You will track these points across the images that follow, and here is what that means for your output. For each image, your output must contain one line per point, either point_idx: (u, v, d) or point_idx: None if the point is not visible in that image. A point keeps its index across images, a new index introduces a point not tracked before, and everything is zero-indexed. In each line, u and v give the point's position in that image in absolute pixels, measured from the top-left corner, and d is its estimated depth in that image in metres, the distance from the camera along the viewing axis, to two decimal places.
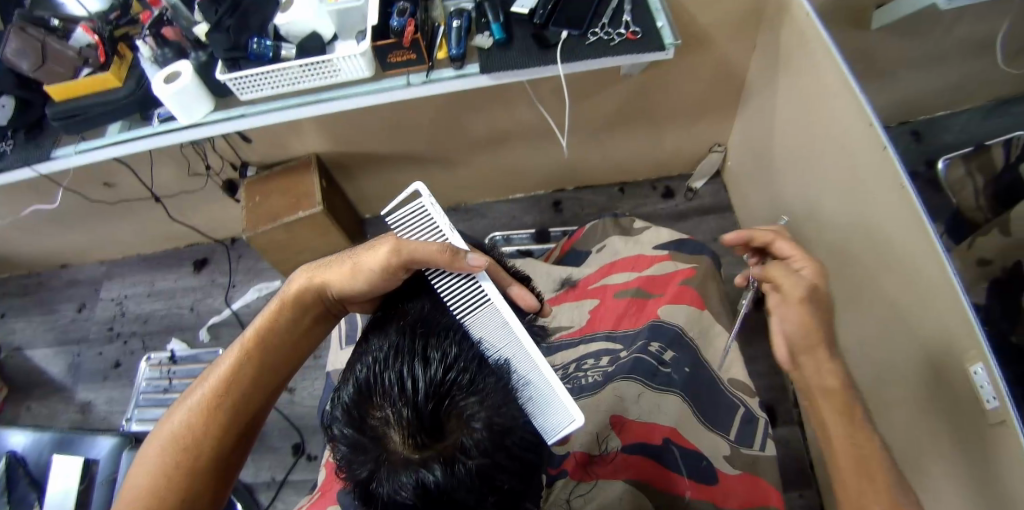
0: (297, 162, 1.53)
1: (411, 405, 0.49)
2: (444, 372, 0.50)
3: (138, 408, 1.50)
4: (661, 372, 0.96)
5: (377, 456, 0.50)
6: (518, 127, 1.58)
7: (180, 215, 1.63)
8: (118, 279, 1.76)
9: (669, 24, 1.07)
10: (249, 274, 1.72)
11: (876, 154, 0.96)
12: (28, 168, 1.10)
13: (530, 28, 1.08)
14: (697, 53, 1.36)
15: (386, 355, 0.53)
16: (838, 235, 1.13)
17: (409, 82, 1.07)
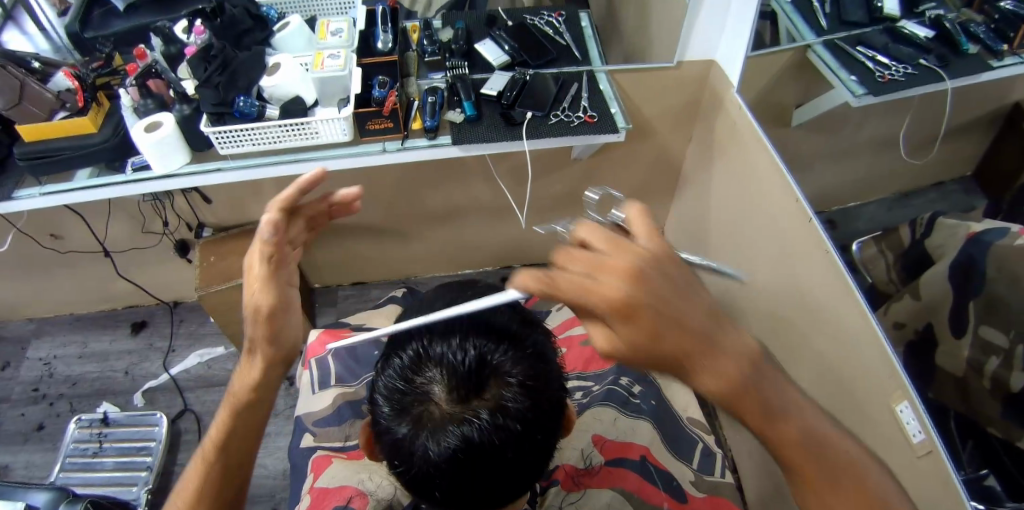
0: (253, 226, 1.51)
1: (458, 367, 0.55)
2: (485, 339, 0.56)
3: (65, 470, 1.42)
4: (631, 401, 1.07)
5: (423, 414, 0.54)
6: (475, 204, 1.63)
7: (124, 273, 1.57)
8: (48, 338, 1.65)
9: (622, 111, 1.19)
10: (192, 339, 1.64)
11: (801, 225, 1.08)
12: None
13: (498, 108, 1.18)
14: (642, 141, 1.50)
15: (432, 328, 0.58)
16: (774, 301, 1.22)
17: (384, 148, 1.12)
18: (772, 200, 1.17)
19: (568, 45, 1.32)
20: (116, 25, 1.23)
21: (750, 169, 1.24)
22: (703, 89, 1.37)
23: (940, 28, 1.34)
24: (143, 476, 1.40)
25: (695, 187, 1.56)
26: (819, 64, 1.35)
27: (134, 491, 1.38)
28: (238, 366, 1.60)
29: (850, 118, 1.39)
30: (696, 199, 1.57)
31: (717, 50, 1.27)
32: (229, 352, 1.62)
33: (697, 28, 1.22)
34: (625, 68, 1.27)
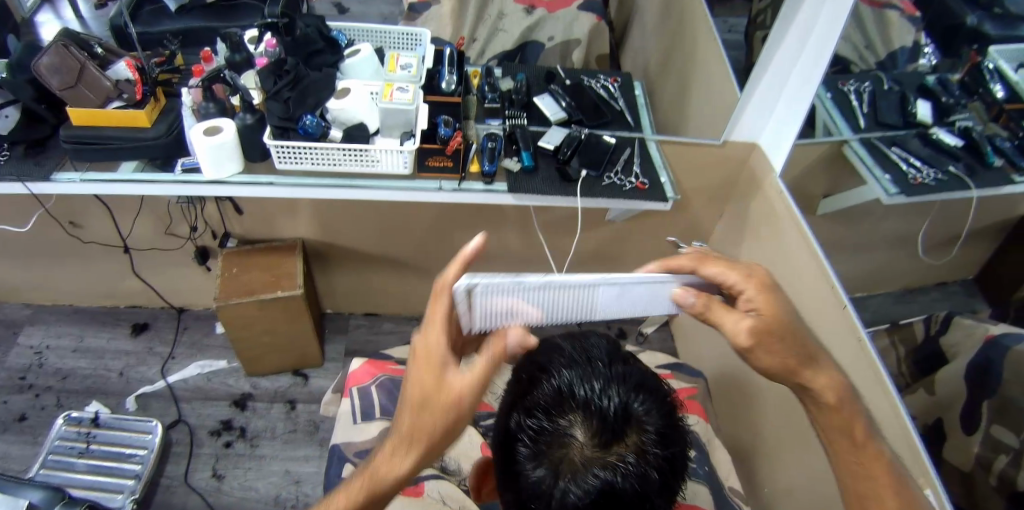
0: (281, 244, 1.51)
1: (602, 412, 0.54)
2: (624, 385, 0.56)
3: (45, 467, 1.34)
4: (688, 463, 1.12)
5: (562, 457, 0.53)
6: (501, 251, 1.64)
7: (136, 272, 1.54)
8: (44, 326, 1.59)
9: (671, 181, 1.21)
10: (193, 349, 1.59)
11: (834, 310, 1.10)
12: (20, 183, 1.09)
13: (553, 162, 1.19)
14: (674, 212, 1.54)
15: (569, 372, 0.58)
16: (792, 382, 1.23)
17: (440, 187, 1.12)
18: (803, 283, 1.20)
19: (623, 111, 1.37)
20: (167, 23, 1.31)
21: (784, 249, 1.27)
22: (743, 171, 1.41)
23: (967, 138, 1.38)
24: (129, 484, 1.33)
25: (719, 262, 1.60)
26: (856, 158, 1.41)
27: (115, 499, 1.30)
28: (238, 382, 1.55)
29: (874, 212, 1.45)
30: None
31: (762, 133, 1.33)
32: (232, 367, 1.57)
33: (752, 103, 1.27)
34: (674, 139, 1.32)
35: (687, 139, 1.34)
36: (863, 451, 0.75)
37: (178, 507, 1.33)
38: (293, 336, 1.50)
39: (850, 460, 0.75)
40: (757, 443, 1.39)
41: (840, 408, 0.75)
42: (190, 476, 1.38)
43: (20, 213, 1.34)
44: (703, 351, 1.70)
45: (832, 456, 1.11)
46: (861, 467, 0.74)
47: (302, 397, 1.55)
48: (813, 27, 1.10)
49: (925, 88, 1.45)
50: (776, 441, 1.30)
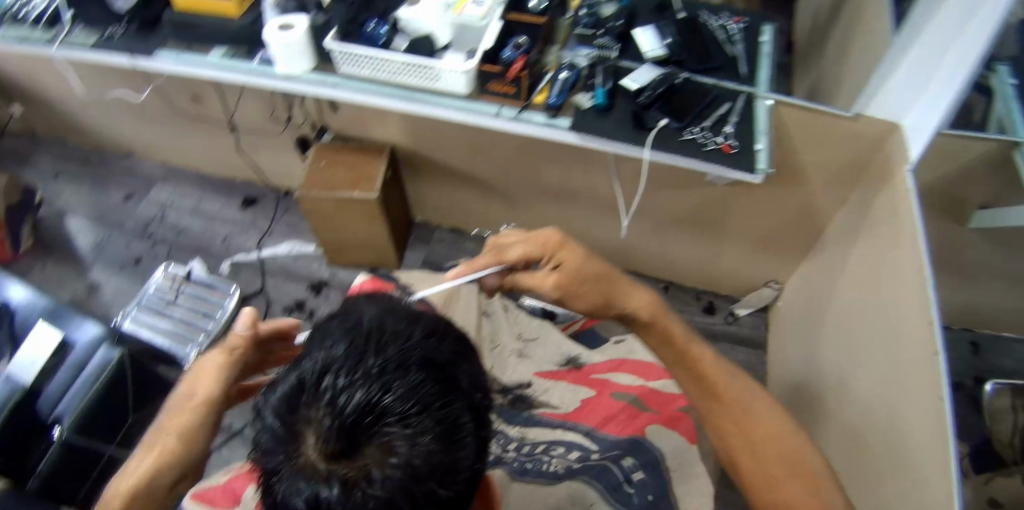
0: (372, 146, 1.55)
1: (335, 419, 0.46)
2: (381, 394, 0.47)
3: (139, 309, 1.55)
4: (623, 489, 0.94)
5: (288, 455, 0.47)
6: (588, 193, 1.53)
7: (246, 150, 1.69)
8: (173, 185, 1.84)
9: (767, 150, 1.02)
10: (288, 229, 1.75)
11: (924, 357, 0.90)
12: (127, 56, 1.18)
13: (632, 105, 1.07)
14: (783, 190, 1.31)
15: (330, 359, 0.49)
16: (869, 419, 1.05)
17: (498, 112, 1.07)
18: (903, 312, 0.98)
19: (737, 59, 1.16)
20: None
21: (891, 268, 1.05)
22: (877, 155, 1.14)
23: None
24: (199, 339, 1.50)
25: (830, 257, 1.36)
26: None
27: (186, 350, 1.48)
28: (319, 268, 1.69)
29: None
30: (826, 267, 1.38)
31: (908, 114, 1.05)
32: (317, 254, 1.71)
33: (906, 66, 1.00)
34: (795, 102, 1.11)
35: (810, 105, 1.11)
36: (719, 377, 0.75)
37: None
38: (371, 234, 1.59)
39: (714, 389, 0.75)
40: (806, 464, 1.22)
41: (666, 319, 0.78)
42: None
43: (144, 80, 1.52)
44: (794, 355, 1.48)
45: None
46: (735, 411, 0.73)
47: None
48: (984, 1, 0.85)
49: None
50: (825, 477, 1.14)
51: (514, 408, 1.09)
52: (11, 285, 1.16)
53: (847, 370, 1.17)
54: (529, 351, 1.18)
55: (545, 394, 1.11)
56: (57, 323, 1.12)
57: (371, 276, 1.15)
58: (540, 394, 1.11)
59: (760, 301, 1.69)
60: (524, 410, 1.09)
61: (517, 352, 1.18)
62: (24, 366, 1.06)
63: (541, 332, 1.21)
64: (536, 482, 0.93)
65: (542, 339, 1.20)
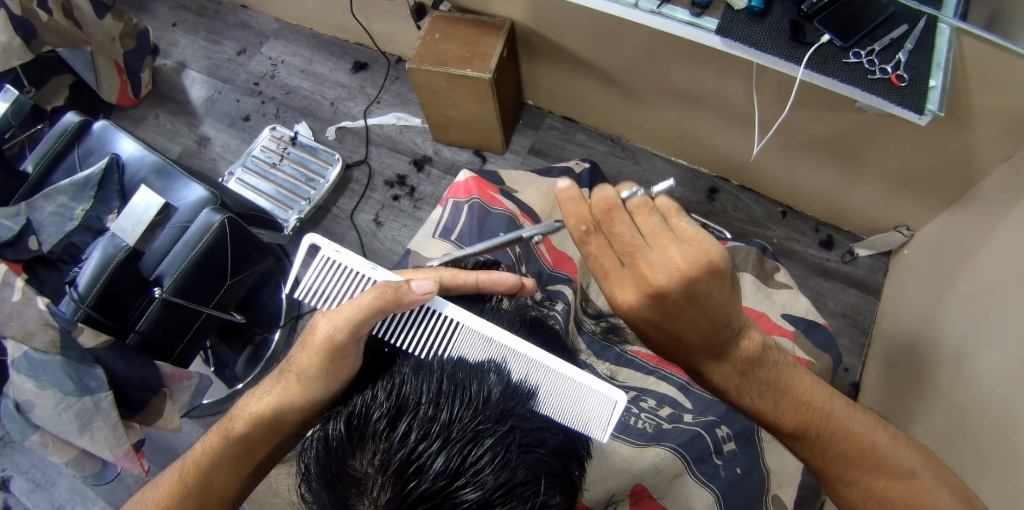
0: (490, 20, 1.41)
1: (404, 480, 0.48)
2: (462, 468, 0.48)
3: (247, 167, 1.61)
4: (710, 461, 0.90)
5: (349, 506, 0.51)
6: (719, 102, 1.33)
7: (359, 12, 1.61)
8: (284, 42, 1.81)
9: (944, 88, 0.87)
10: (395, 100, 1.71)
11: None
12: None
13: (792, 13, 0.91)
14: (946, 128, 1.04)
15: (402, 405, 0.52)
16: (976, 401, 0.91)
17: (636, 4, 0.94)
18: None
19: None
20: None
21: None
22: None
23: None
24: (300, 205, 1.55)
25: (980, 216, 1.09)
26: None
27: (288, 214, 1.53)
28: (424, 143, 1.66)
29: None
30: (976, 226, 1.12)
31: None
32: (423, 129, 1.67)
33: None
34: (983, 35, 0.85)
35: (1000, 42, 0.84)
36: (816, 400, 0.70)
37: (339, 236, 1.55)
38: (479, 117, 1.52)
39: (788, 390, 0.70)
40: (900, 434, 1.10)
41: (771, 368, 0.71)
42: (356, 214, 1.57)
43: None
44: (910, 310, 1.27)
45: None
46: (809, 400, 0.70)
47: None
48: None
49: None
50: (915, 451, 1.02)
51: (606, 340, 1.04)
52: (120, 137, 1.12)
53: (972, 344, 0.98)
54: None
55: None
56: (163, 188, 1.07)
57: (475, 175, 1.09)
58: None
59: (881, 245, 1.43)
60: (616, 346, 1.03)
61: None
62: (123, 228, 0.93)
63: None
64: (623, 442, 0.91)
65: None
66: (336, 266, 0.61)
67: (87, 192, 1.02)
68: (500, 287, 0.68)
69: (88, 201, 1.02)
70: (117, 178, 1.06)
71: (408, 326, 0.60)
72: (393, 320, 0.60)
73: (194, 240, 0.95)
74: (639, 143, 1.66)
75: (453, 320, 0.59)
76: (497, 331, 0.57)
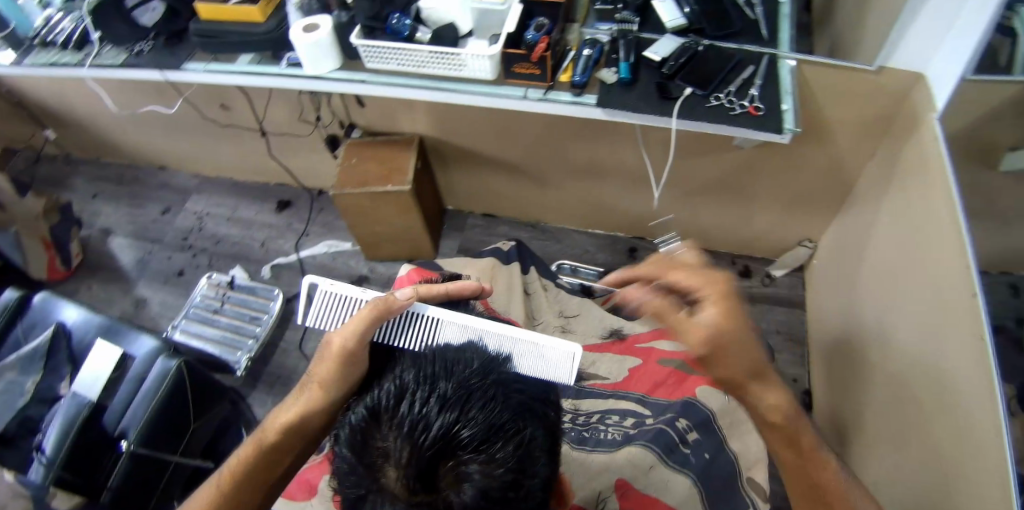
0: (400, 138, 1.55)
1: (416, 441, 0.49)
2: (464, 416, 0.51)
3: (187, 319, 1.59)
4: (679, 451, 0.93)
5: (370, 488, 0.50)
6: (617, 167, 1.50)
7: (279, 153, 1.70)
8: (207, 195, 1.86)
9: (796, 109, 0.95)
10: (323, 230, 1.77)
11: (961, 296, 0.84)
12: (158, 71, 1.12)
13: (656, 76, 0.99)
14: (806, 150, 1.24)
15: (404, 383, 0.53)
16: (902, 363, 1.00)
17: (526, 95, 1.02)
18: (935, 252, 0.92)
19: (758, 21, 1.06)
20: None
21: (925, 210, 0.96)
22: (901, 111, 1.04)
23: None
24: (247, 344, 1.53)
25: (861, 211, 1.27)
26: None
27: (237, 356, 1.51)
28: (358, 265, 1.72)
29: None
30: (858, 222, 1.29)
31: (932, 62, 0.94)
32: (355, 251, 1.74)
33: (923, 13, 0.89)
34: (819, 58, 1.00)
35: (834, 62, 1.00)
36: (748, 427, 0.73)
37: (288, 369, 1.51)
38: (409, 229, 1.61)
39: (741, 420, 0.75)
40: (858, 421, 1.17)
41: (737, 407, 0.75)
42: (303, 344, 1.55)
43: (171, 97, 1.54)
44: (831, 309, 1.40)
45: (927, 465, 0.89)
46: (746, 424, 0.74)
47: None
48: None
49: None
50: (876, 430, 1.09)
51: None
52: (63, 305, 1.07)
53: (884, 317, 1.09)
54: (571, 326, 1.18)
55: (592, 367, 1.09)
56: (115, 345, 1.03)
57: (414, 266, 1.16)
58: (588, 366, 1.09)
59: (794, 261, 1.59)
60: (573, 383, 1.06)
61: (558, 329, 1.18)
62: (87, 386, 0.96)
63: (581, 308, 1.20)
64: (596, 451, 0.93)
65: (583, 315, 1.20)
66: (334, 296, 0.71)
67: (35, 364, 0.99)
68: (466, 292, 0.75)
69: (37, 373, 0.99)
70: (66, 346, 1.02)
71: (396, 332, 0.67)
72: (386, 326, 0.67)
73: (154, 391, 0.94)
74: (558, 223, 1.80)
75: (434, 318, 0.67)
76: (472, 319, 0.67)
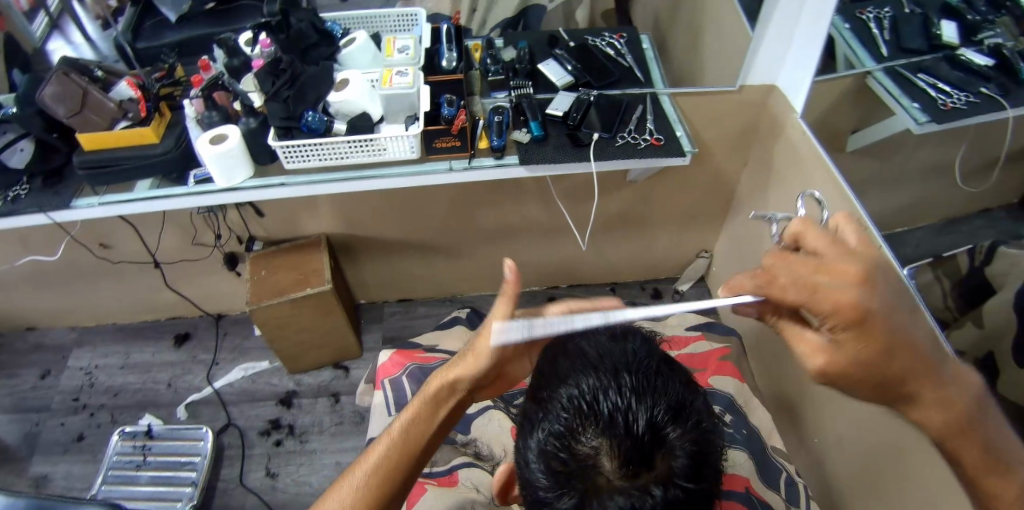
0: (304, 240, 1.47)
1: (628, 431, 0.52)
2: (659, 403, 0.54)
3: (107, 484, 1.40)
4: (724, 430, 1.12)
5: (587, 485, 0.52)
6: (523, 225, 1.58)
7: (174, 284, 1.55)
8: (90, 347, 1.63)
9: (688, 134, 1.12)
10: (234, 353, 1.62)
11: (872, 253, 1.02)
12: (42, 215, 1.03)
13: (563, 129, 1.12)
14: (691, 171, 1.43)
15: (592, 383, 0.56)
16: None
17: (451, 167, 1.07)
18: None
19: (631, 68, 1.25)
20: (167, 36, 1.20)
21: (809, 193, 1.17)
22: (763, 114, 1.28)
23: (999, 56, 1.25)
24: (188, 491, 1.38)
25: (745, 213, 1.48)
26: (880, 91, 1.26)
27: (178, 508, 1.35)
28: (282, 381, 1.57)
29: (904, 144, 1.28)
30: (745, 223, 1.49)
31: (780, 74, 1.20)
32: (275, 367, 1.59)
33: (766, 44, 1.14)
34: (687, 91, 1.20)
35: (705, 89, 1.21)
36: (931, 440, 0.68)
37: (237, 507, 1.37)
38: (330, 332, 1.49)
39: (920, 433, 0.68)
40: (797, 391, 1.30)
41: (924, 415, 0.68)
42: (245, 477, 1.41)
43: (51, 243, 1.36)
44: None
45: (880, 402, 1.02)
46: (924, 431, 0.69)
47: (345, 389, 1.56)
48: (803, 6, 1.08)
49: (950, 6, 1.32)
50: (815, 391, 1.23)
51: None
52: None
53: None
54: None
55: None
56: None
57: (395, 350, 1.26)
58: None
59: (693, 273, 1.78)
60: None
61: None
62: None
63: None
64: None
65: None
66: None
67: None
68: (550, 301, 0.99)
69: None
70: None
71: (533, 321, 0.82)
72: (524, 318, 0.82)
73: None
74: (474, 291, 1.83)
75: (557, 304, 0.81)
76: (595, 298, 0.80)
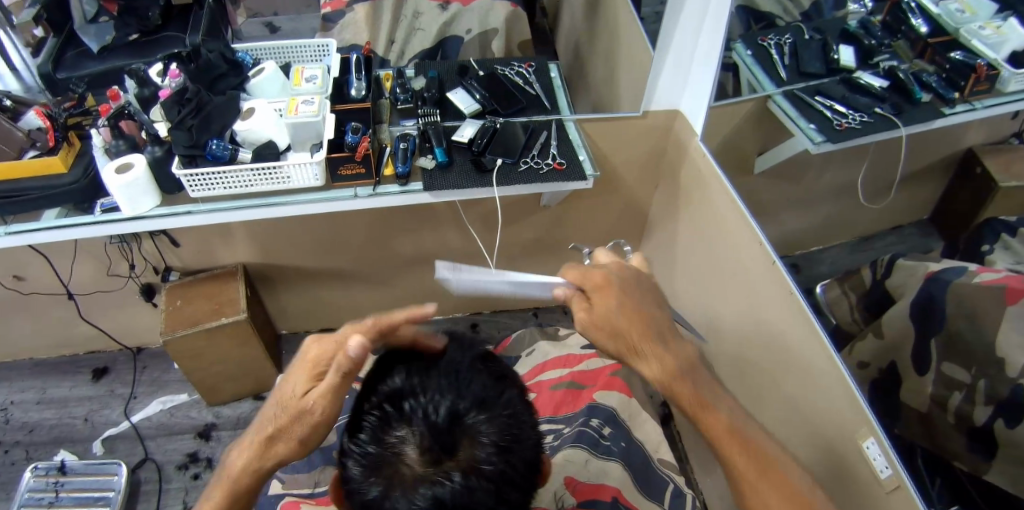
0: (220, 270, 1.46)
1: (432, 420, 0.54)
2: (467, 394, 0.57)
3: None
4: (603, 443, 1.16)
5: (392, 474, 0.53)
6: (442, 251, 1.59)
7: (90, 316, 1.51)
8: (5, 382, 1.57)
9: (589, 158, 1.18)
10: (153, 387, 1.58)
11: (767, 268, 1.06)
12: None
13: (469, 155, 1.15)
14: (606, 193, 1.47)
15: (405, 380, 0.58)
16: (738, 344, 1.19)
17: (355, 194, 1.10)
18: (737, 243, 1.15)
19: (538, 96, 1.31)
20: (89, 66, 1.21)
21: (715, 212, 1.22)
22: (669, 140, 1.35)
23: (893, 77, 1.32)
24: None
25: (660, 234, 1.52)
26: (781, 113, 1.33)
27: None
28: (201, 413, 1.53)
29: (810, 165, 1.34)
30: (661, 244, 1.53)
31: (682, 99, 1.26)
32: (194, 398, 1.56)
33: (667, 66, 1.19)
34: (594, 116, 1.25)
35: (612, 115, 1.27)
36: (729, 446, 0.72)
37: None
38: (248, 361, 1.47)
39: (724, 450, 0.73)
40: None
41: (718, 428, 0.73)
42: None
43: None
44: None
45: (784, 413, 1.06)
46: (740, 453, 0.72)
47: None
48: (700, 31, 1.13)
49: (848, 32, 1.42)
50: None
51: None
52: None
53: (710, 311, 1.30)
54: None
55: None
56: None
57: None
58: None
59: None
60: None
61: None
62: None
63: None
64: None
65: None
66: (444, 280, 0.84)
67: None
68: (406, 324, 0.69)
69: None
70: None
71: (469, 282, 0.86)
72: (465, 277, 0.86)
73: None
74: None
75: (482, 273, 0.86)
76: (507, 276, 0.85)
